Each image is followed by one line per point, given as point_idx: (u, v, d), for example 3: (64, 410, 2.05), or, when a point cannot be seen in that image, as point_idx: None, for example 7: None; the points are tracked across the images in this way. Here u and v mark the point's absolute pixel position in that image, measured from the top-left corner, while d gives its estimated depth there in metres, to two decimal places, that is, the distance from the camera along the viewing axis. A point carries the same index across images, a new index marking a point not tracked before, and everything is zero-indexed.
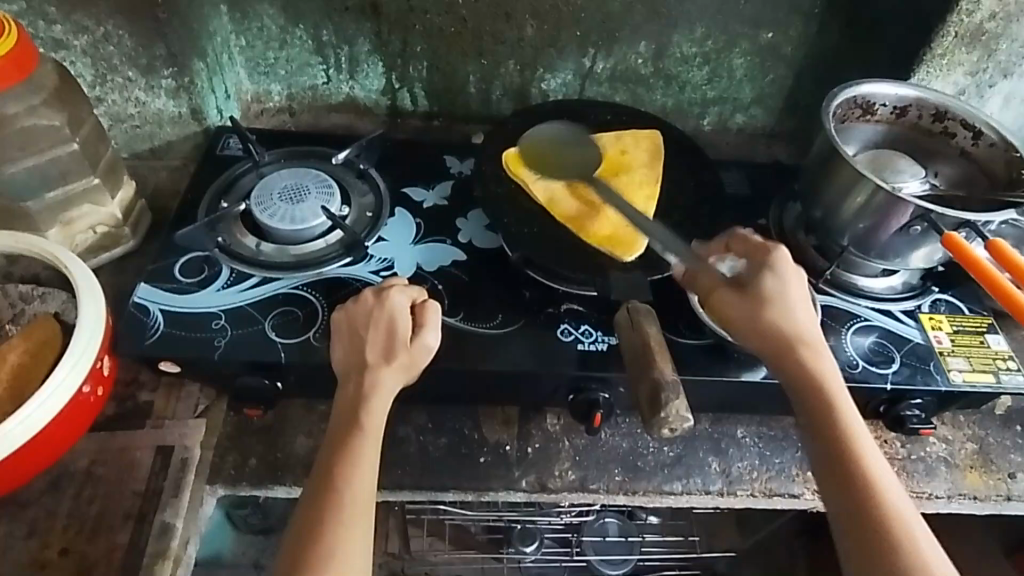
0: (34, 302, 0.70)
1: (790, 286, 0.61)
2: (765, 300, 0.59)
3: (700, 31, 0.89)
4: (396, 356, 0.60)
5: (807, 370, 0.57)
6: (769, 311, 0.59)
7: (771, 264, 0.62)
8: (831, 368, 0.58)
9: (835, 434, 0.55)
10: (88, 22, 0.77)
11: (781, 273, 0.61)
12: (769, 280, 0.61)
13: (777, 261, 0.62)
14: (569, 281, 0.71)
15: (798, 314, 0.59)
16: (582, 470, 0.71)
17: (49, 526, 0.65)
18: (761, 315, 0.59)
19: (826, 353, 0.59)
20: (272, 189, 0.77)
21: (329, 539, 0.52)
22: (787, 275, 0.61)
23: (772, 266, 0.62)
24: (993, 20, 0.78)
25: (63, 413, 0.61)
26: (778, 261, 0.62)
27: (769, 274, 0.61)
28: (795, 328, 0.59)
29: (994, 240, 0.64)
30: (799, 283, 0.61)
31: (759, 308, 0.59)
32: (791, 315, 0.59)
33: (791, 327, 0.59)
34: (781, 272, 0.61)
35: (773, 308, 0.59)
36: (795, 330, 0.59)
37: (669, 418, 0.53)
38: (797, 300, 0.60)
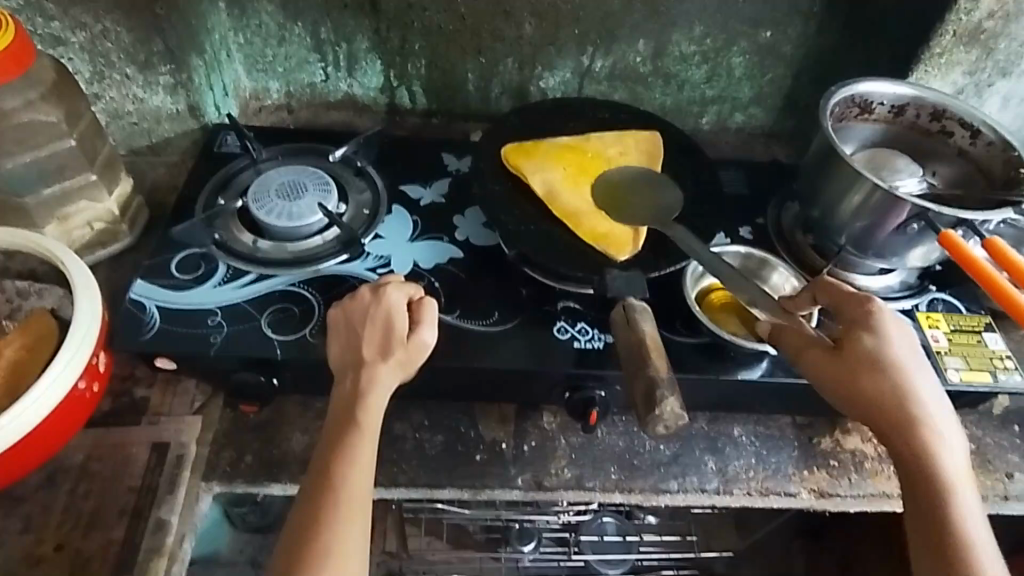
0: (31, 297, 0.70)
1: (894, 347, 0.59)
2: (865, 365, 0.58)
3: (699, 30, 0.89)
4: (393, 353, 0.60)
5: (912, 442, 0.56)
6: (868, 377, 0.57)
7: (870, 320, 0.60)
8: (942, 437, 0.56)
9: (938, 510, 0.54)
10: (86, 18, 0.77)
11: (882, 331, 0.59)
12: (868, 341, 0.59)
13: (876, 317, 0.60)
14: (564, 280, 0.72)
15: (903, 378, 0.58)
16: (578, 468, 0.71)
17: (44, 522, 0.65)
18: (858, 383, 0.58)
19: (936, 420, 0.57)
20: (269, 186, 0.76)
21: (326, 538, 0.52)
22: (890, 333, 0.59)
23: (869, 322, 0.60)
24: (992, 19, 0.78)
25: (59, 409, 0.61)
26: (879, 316, 0.60)
27: (869, 335, 0.59)
28: (899, 396, 0.57)
29: (992, 239, 0.64)
30: (900, 341, 0.59)
31: (857, 372, 0.58)
32: (895, 379, 0.57)
33: (896, 395, 0.57)
34: (883, 330, 0.59)
35: (875, 372, 0.58)
36: (899, 396, 0.57)
37: (663, 416, 0.53)
38: (902, 360, 0.58)
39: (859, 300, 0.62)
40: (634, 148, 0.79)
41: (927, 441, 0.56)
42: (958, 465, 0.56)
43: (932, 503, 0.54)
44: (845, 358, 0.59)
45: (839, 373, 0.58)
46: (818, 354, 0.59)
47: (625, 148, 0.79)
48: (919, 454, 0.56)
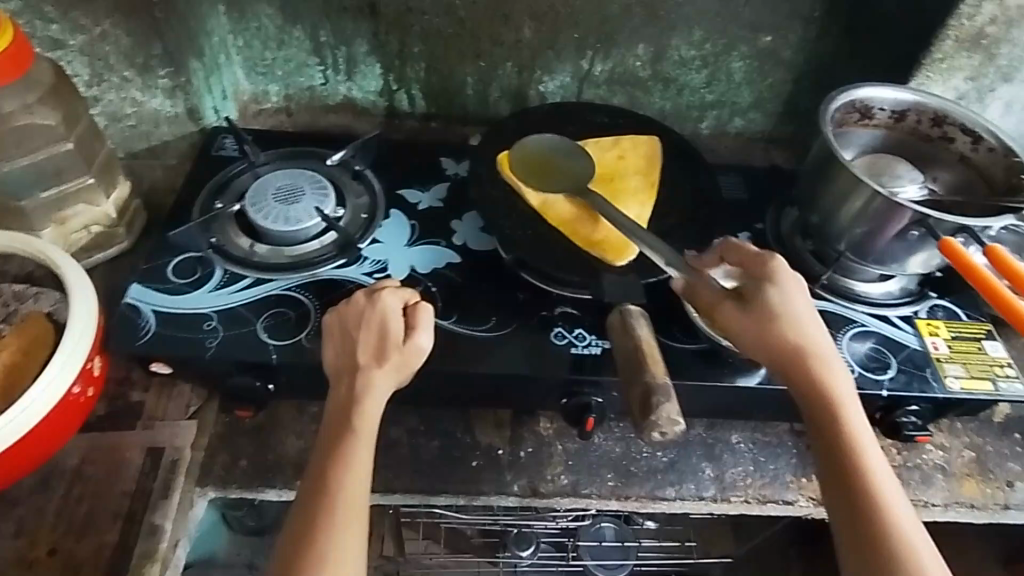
0: (27, 301, 0.69)
1: (795, 300, 0.59)
2: (772, 319, 0.57)
3: (699, 34, 0.89)
4: (389, 358, 0.60)
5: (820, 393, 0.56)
6: (776, 332, 0.57)
7: (772, 277, 0.60)
8: (844, 387, 0.57)
9: (842, 458, 0.54)
10: (85, 21, 0.77)
11: (784, 286, 0.59)
12: (774, 296, 0.58)
13: (778, 274, 0.60)
14: (563, 285, 0.70)
15: (807, 331, 0.58)
16: (574, 475, 0.71)
17: (37, 525, 0.64)
18: (765, 330, 0.57)
19: (838, 370, 0.57)
20: (266, 189, 0.76)
21: (319, 545, 0.52)
22: (792, 288, 0.59)
23: (770, 275, 0.60)
24: (994, 24, 0.77)
25: (52, 413, 0.60)
26: (782, 271, 0.60)
27: (774, 289, 0.59)
28: (806, 349, 0.57)
29: (992, 246, 0.64)
30: (800, 292, 0.59)
31: (764, 326, 0.57)
32: (799, 331, 0.57)
33: (801, 348, 0.57)
34: (785, 284, 0.59)
35: (778, 325, 0.57)
36: (805, 350, 0.57)
37: (659, 423, 0.52)
38: (805, 315, 0.58)
39: (758, 256, 0.61)
40: (624, 151, 0.78)
41: (833, 392, 0.56)
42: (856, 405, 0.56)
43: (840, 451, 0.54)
44: (753, 307, 0.58)
45: (748, 327, 0.58)
46: (728, 308, 0.59)
47: (614, 151, 0.79)
48: (826, 405, 0.56)
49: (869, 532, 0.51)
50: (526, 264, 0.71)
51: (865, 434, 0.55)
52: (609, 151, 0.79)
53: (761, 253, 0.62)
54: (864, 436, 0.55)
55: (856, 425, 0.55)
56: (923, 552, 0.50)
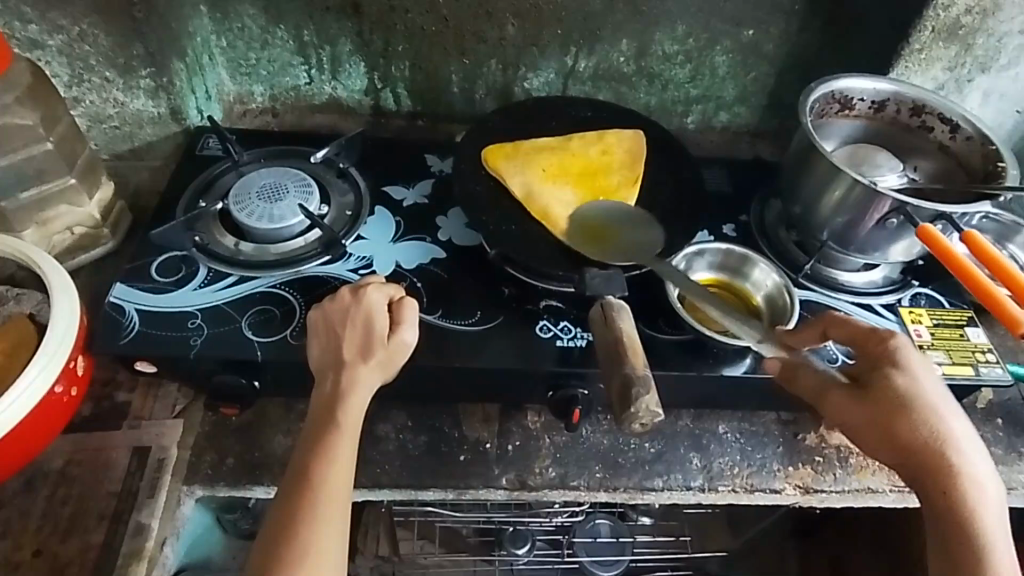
0: (10, 301, 0.69)
1: (922, 384, 0.57)
2: (898, 407, 0.57)
3: (682, 29, 0.89)
4: (373, 354, 0.60)
5: (950, 486, 0.55)
6: (901, 422, 0.56)
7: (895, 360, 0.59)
8: (979, 481, 0.55)
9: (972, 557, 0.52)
10: (64, 21, 0.76)
11: (909, 369, 0.58)
12: (898, 381, 0.57)
13: (902, 356, 0.59)
14: (547, 279, 0.70)
15: (935, 418, 0.56)
16: (562, 467, 0.71)
17: (22, 527, 0.64)
18: (884, 419, 0.57)
19: (972, 462, 0.56)
20: (250, 188, 0.76)
21: (302, 540, 0.52)
22: (917, 371, 0.58)
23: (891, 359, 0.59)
24: (970, 14, 0.78)
25: (35, 412, 0.60)
26: (904, 354, 0.59)
27: (898, 373, 0.58)
28: (937, 441, 0.56)
29: (970, 233, 0.64)
30: (928, 377, 0.58)
31: (885, 415, 0.57)
32: (924, 420, 0.56)
33: (928, 437, 0.56)
34: (911, 369, 0.58)
35: (904, 415, 0.56)
36: (935, 440, 0.56)
37: (638, 413, 0.53)
38: (934, 403, 0.57)
39: (876, 335, 0.61)
40: (633, 243, 0.70)
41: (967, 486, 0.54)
42: (985, 501, 0.54)
43: (967, 549, 0.53)
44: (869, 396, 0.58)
45: (864, 415, 0.58)
46: (844, 396, 0.59)
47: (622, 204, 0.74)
48: (957, 499, 0.54)
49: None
50: (511, 259, 0.72)
51: (1000, 533, 0.53)
52: (616, 240, 0.70)
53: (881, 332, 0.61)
54: (1000, 535, 0.53)
55: (992, 524, 0.54)
56: None
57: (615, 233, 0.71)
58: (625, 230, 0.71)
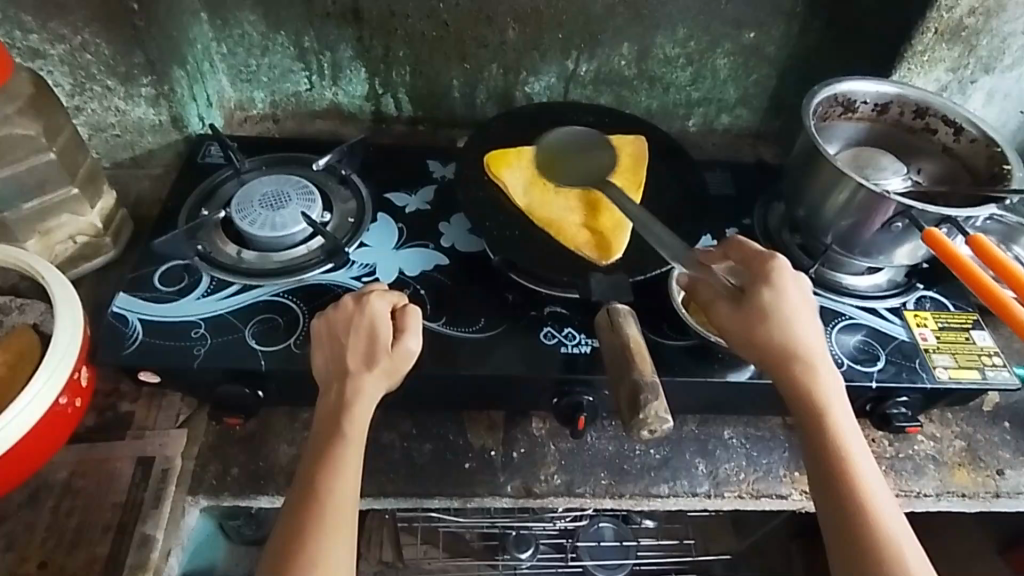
0: (13, 312, 0.69)
1: (788, 292, 0.58)
2: (766, 317, 0.57)
3: (683, 32, 0.89)
4: (378, 362, 0.59)
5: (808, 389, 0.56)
6: (768, 331, 0.57)
7: (770, 273, 0.59)
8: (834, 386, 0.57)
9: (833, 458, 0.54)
10: (65, 31, 0.76)
11: (778, 283, 0.58)
12: (770, 294, 0.58)
13: (776, 269, 0.59)
14: (551, 284, 0.71)
15: (798, 329, 0.57)
16: (568, 474, 0.71)
17: (27, 540, 0.64)
18: (757, 330, 0.57)
19: (828, 368, 0.57)
20: (252, 195, 0.76)
21: (308, 551, 0.51)
22: (786, 285, 0.58)
23: (767, 274, 0.59)
24: (973, 15, 0.77)
25: (40, 424, 0.60)
26: (778, 266, 0.59)
27: (766, 283, 0.59)
28: (798, 344, 0.57)
29: (976, 236, 0.64)
30: (797, 289, 0.58)
31: (753, 319, 0.57)
32: (790, 332, 0.57)
33: (791, 341, 0.57)
34: (780, 282, 0.58)
35: (769, 320, 0.57)
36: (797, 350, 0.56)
37: (647, 420, 0.52)
38: (798, 315, 0.57)
39: (758, 254, 0.61)
40: (573, 178, 0.76)
41: (823, 387, 0.56)
42: (839, 403, 0.56)
43: (829, 452, 0.54)
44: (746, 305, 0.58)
45: (738, 322, 0.58)
46: (724, 307, 0.59)
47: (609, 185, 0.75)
48: (816, 400, 0.56)
49: (853, 534, 0.51)
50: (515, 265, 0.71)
51: (853, 432, 0.55)
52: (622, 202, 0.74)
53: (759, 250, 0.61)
54: (852, 436, 0.55)
55: (845, 426, 0.55)
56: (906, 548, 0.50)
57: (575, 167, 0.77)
58: (573, 160, 0.78)
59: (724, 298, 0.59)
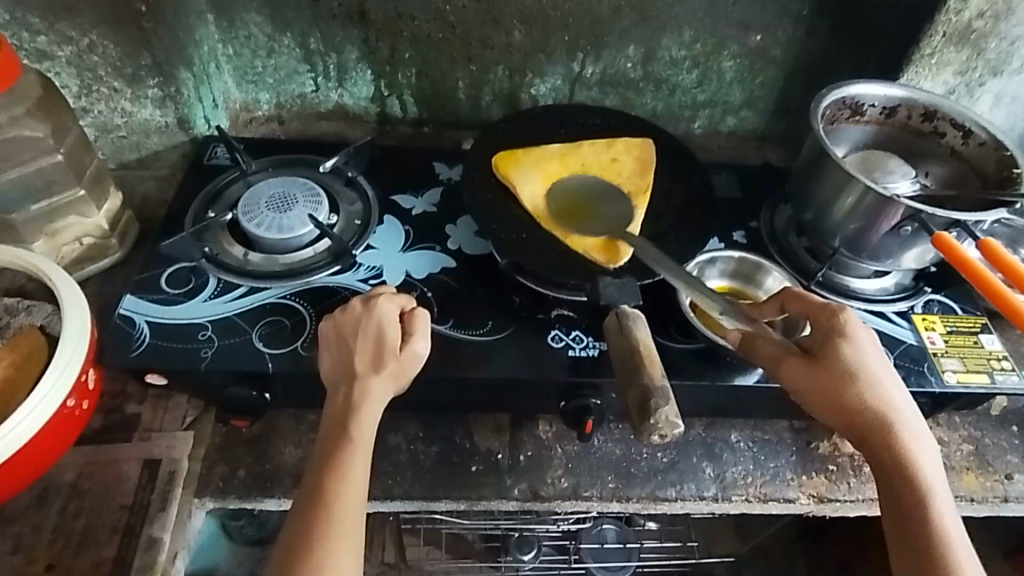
0: (20, 314, 0.69)
1: (870, 355, 0.57)
2: (849, 379, 0.56)
3: (689, 35, 0.89)
4: (386, 365, 0.59)
5: (902, 463, 0.55)
6: (854, 392, 0.56)
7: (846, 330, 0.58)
8: (925, 452, 0.56)
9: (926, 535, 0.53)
10: (73, 32, 0.76)
11: (859, 342, 0.57)
12: (850, 354, 0.57)
13: (852, 327, 0.58)
14: (558, 288, 0.70)
15: (886, 391, 0.57)
16: (575, 477, 0.71)
17: (34, 542, 0.64)
18: (843, 391, 0.56)
19: (919, 435, 0.57)
20: (259, 197, 0.76)
21: (316, 555, 0.51)
22: (866, 345, 0.57)
23: (845, 333, 0.58)
24: (981, 18, 0.77)
25: (48, 426, 0.60)
26: (853, 325, 0.58)
27: (848, 344, 0.57)
28: (888, 410, 0.56)
29: (986, 240, 0.64)
30: (876, 350, 0.58)
31: (840, 385, 0.56)
32: (881, 395, 0.56)
33: (879, 407, 0.56)
34: (862, 342, 0.57)
35: (856, 386, 0.56)
36: (886, 411, 0.56)
37: (658, 425, 0.52)
38: (883, 375, 0.57)
39: (826, 308, 0.59)
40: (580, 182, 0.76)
41: (915, 458, 0.55)
42: (931, 472, 0.56)
43: (923, 532, 0.53)
44: (828, 365, 0.56)
45: (822, 387, 0.56)
46: (798, 364, 0.57)
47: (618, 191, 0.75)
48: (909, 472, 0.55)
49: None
50: (522, 268, 0.71)
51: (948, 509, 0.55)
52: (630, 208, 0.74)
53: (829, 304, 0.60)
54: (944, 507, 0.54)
55: (938, 495, 0.55)
56: None
57: (599, 171, 0.77)
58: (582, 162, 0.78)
59: (797, 354, 0.57)
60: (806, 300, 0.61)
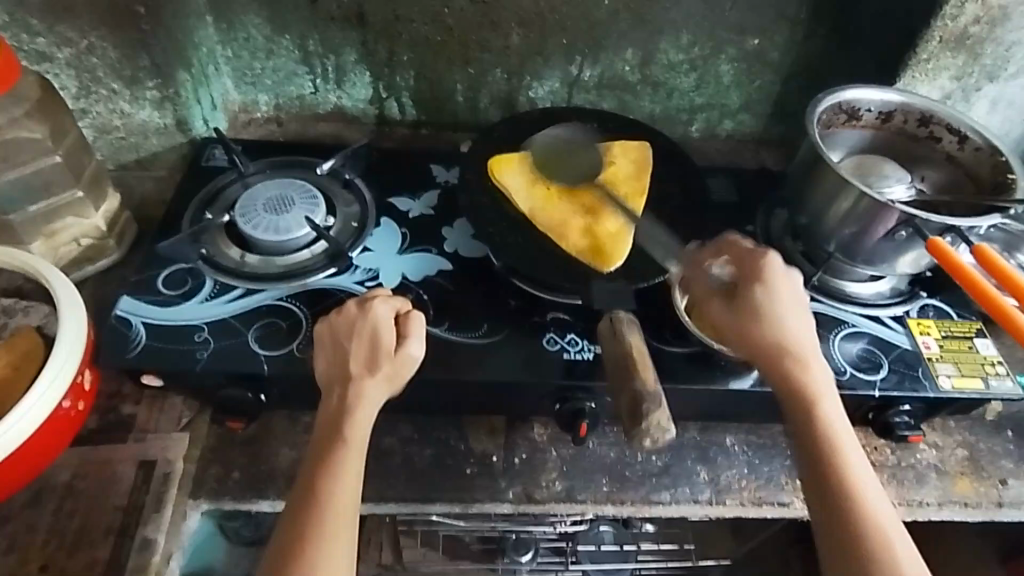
0: (18, 314, 0.70)
1: (780, 292, 0.59)
2: (754, 316, 0.58)
3: (687, 38, 0.89)
4: (380, 367, 0.59)
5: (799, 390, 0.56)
6: (757, 327, 0.58)
7: (760, 273, 0.60)
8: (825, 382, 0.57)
9: (824, 454, 0.54)
10: (71, 34, 0.76)
11: (771, 283, 0.60)
12: (759, 294, 0.59)
13: (766, 268, 0.60)
14: (554, 291, 0.72)
15: (789, 327, 0.58)
16: (569, 480, 0.71)
17: (28, 542, 0.64)
18: (748, 328, 0.58)
19: (819, 366, 0.58)
20: (256, 199, 0.76)
21: (308, 556, 0.51)
22: (777, 285, 0.59)
23: (758, 275, 0.60)
24: (978, 24, 0.77)
25: (43, 427, 0.60)
26: (773, 267, 0.61)
27: (759, 286, 0.59)
28: (787, 340, 0.57)
29: (981, 246, 0.64)
30: (787, 290, 0.60)
31: (747, 322, 0.58)
32: (782, 330, 0.58)
33: (780, 340, 0.58)
34: (772, 282, 0.60)
35: (761, 320, 0.58)
36: (787, 345, 0.57)
37: (650, 430, 0.53)
38: (787, 313, 0.59)
39: (752, 253, 0.62)
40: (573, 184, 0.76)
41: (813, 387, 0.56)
42: (831, 400, 0.56)
43: (821, 453, 0.54)
44: (737, 306, 0.59)
45: (734, 324, 0.59)
46: (718, 303, 0.61)
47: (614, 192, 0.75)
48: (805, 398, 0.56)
49: (842, 531, 0.51)
50: (518, 271, 0.71)
51: (846, 433, 0.55)
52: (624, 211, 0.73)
53: (755, 250, 0.62)
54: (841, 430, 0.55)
55: (835, 419, 0.55)
56: (895, 541, 0.50)
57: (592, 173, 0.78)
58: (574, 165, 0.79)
59: (718, 295, 0.62)
60: (739, 248, 0.64)
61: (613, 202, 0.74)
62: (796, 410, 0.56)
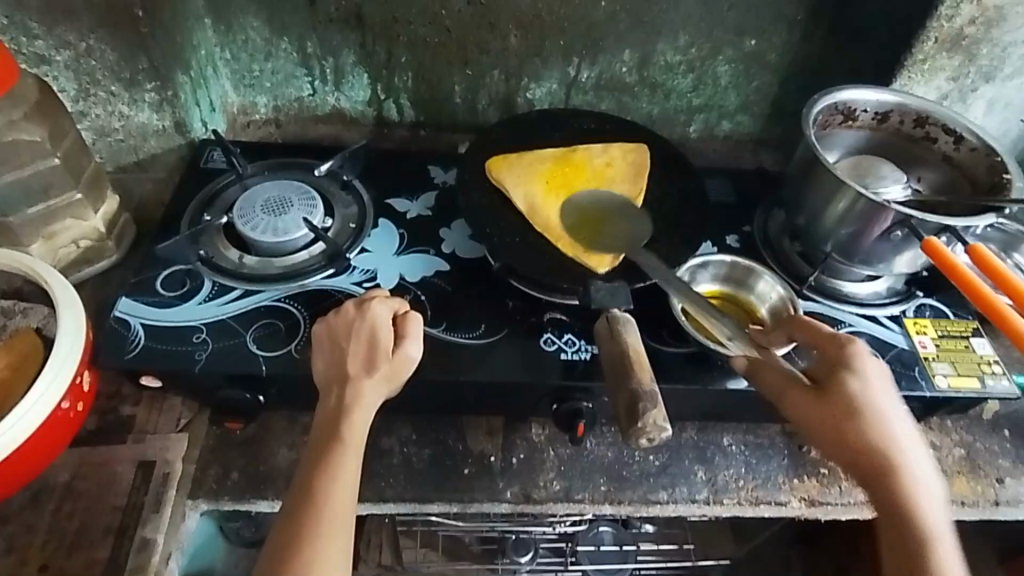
0: (16, 316, 0.69)
1: (876, 389, 0.57)
2: (848, 409, 0.56)
3: (684, 40, 0.89)
4: (379, 367, 0.60)
5: (899, 493, 0.54)
6: (851, 423, 0.56)
7: (850, 362, 0.59)
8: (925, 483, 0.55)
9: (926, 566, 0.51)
10: (71, 37, 0.76)
11: (864, 374, 0.58)
12: (853, 385, 0.57)
13: (857, 358, 0.59)
14: (551, 291, 0.71)
15: (886, 422, 0.56)
16: (567, 480, 0.71)
17: (27, 542, 0.64)
18: (842, 422, 0.56)
19: (920, 466, 0.56)
20: (255, 200, 0.76)
21: (305, 555, 0.52)
22: (872, 376, 0.58)
23: (848, 364, 0.58)
24: (974, 24, 0.78)
25: (42, 429, 0.60)
26: (861, 356, 0.59)
27: (853, 377, 0.57)
28: (884, 438, 0.55)
29: (975, 246, 0.64)
30: (880, 381, 0.58)
31: (840, 415, 0.56)
32: (878, 426, 0.56)
33: (881, 444, 0.55)
34: (865, 373, 0.58)
35: (858, 417, 0.56)
36: (884, 444, 0.55)
37: (646, 428, 0.52)
38: (884, 407, 0.57)
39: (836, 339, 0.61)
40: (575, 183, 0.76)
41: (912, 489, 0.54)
42: (930, 503, 0.54)
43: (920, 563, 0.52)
44: (830, 397, 0.57)
45: (821, 415, 0.56)
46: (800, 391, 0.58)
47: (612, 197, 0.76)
48: (907, 509, 0.53)
49: None
50: (515, 271, 0.71)
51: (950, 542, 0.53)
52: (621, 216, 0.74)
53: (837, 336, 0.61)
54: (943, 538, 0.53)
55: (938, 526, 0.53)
56: None
57: (594, 172, 0.77)
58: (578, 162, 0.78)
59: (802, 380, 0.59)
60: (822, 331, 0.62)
61: (609, 205, 0.75)
62: (891, 513, 0.54)
